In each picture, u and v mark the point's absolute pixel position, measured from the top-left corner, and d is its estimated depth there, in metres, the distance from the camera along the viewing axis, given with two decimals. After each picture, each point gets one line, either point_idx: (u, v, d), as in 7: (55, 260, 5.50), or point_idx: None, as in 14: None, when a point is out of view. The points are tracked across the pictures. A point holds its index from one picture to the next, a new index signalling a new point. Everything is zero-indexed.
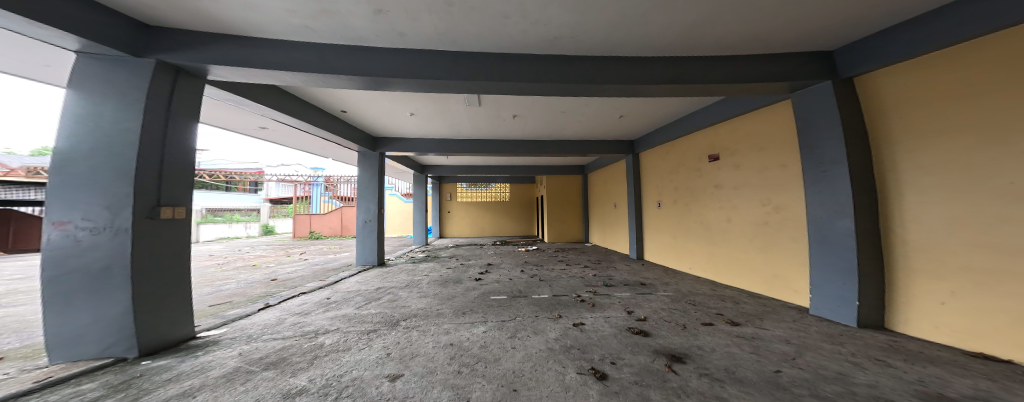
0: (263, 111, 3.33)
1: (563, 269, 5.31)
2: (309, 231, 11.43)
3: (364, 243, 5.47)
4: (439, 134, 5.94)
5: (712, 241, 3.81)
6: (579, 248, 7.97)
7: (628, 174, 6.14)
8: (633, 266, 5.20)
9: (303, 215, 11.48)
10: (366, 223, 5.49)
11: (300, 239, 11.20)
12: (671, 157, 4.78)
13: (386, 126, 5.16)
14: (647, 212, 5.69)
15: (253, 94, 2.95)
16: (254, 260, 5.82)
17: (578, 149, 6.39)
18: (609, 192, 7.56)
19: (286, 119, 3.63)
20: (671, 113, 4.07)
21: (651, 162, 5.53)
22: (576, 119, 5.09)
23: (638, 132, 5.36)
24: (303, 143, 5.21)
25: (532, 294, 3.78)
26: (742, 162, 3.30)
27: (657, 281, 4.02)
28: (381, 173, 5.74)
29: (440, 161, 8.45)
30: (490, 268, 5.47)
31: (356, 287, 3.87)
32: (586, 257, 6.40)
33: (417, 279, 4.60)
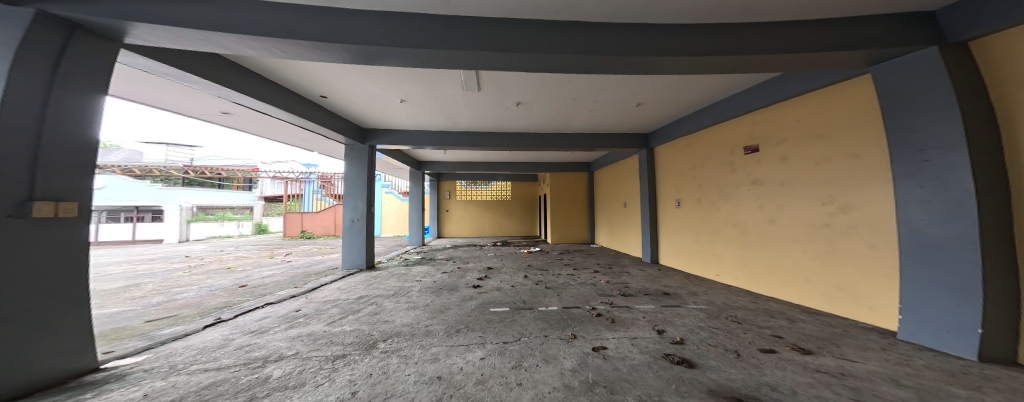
0: (220, 93, 2.81)
1: (571, 274, 4.77)
2: (300, 231, 10.93)
3: (351, 244, 4.93)
4: (435, 125, 5.42)
5: (748, 245, 3.27)
6: (585, 250, 7.43)
7: (641, 170, 5.60)
8: (650, 272, 4.64)
9: (295, 214, 10.96)
10: (353, 222, 4.96)
11: (291, 238, 10.72)
12: (695, 150, 4.24)
13: (374, 114, 4.64)
14: (662, 212, 5.15)
15: (199, 70, 2.44)
16: (232, 263, 5.31)
17: (587, 144, 5.85)
18: (618, 190, 7.02)
19: (251, 102, 3.11)
20: (699, 98, 3.54)
21: (668, 157, 5.00)
22: (586, 108, 4.56)
23: (655, 123, 4.82)
24: (279, 132, 4.66)
25: (538, 305, 3.24)
26: (790, 153, 2.76)
27: (682, 291, 3.48)
28: (369, 167, 5.22)
29: (437, 157, 7.93)
30: (489, 273, 4.93)
31: (334, 296, 3.33)
32: (596, 261, 5.85)
33: (407, 285, 4.07)
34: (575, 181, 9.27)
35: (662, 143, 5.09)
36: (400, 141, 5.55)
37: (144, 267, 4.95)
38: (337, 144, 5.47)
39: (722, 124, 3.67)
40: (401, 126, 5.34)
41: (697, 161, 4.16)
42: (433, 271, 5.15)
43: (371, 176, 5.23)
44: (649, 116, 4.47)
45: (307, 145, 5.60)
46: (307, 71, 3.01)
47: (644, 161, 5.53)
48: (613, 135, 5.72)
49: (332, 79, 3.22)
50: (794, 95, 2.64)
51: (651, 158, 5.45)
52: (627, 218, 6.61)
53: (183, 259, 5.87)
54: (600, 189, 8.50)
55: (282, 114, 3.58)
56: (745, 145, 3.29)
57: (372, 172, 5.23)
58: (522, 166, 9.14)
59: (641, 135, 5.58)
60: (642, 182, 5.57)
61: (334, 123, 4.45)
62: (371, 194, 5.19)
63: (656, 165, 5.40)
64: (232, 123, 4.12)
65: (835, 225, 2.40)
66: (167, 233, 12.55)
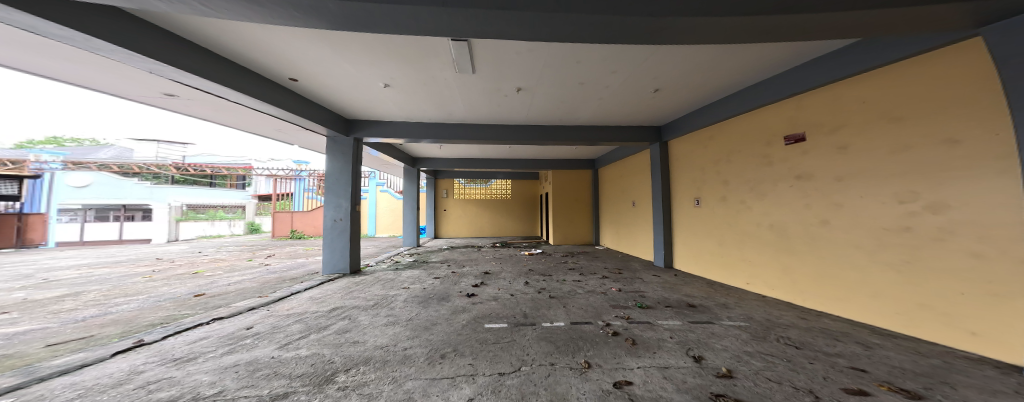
0: (146, 66, 2.32)
1: (578, 280, 4.27)
2: (290, 231, 10.46)
3: (333, 247, 4.41)
4: (427, 116, 4.93)
5: (789, 251, 2.75)
6: (590, 252, 6.93)
7: (653, 167, 5.09)
8: (666, 278, 4.13)
9: (285, 215, 10.49)
10: (335, 222, 4.44)
11: (281, 238, 10.26)
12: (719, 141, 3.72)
13: (356, 102, 4.14)
14: (677, 211, 4.63)
15: (110, 35, 1.96)
16: (205, 266, 4.85)
17: (594, 137, 5.34)
18: (626, 188, 6.52)
19: (191, 80, 2.62)
20: (728, 80, 3.03)
21: (684, 151, 4.49)
22: (594, 97, 4.06)
23: (672, 114, 4.31)
24: (246, 120, 4.16)
25: (542, 320, 2.73)
26: (852, 141, 2.25)
27: (709, 301, 2.97)
28: (355, 162, 4.71)
29: (432, 152, 7.46)
30: (486, 279, 4.42)
31: (303, 307, 2.84)
32: (604, 265, 5.33)
33: (391, 293, 3.56)
34: (579, 179, 8.78)
35: (678, 136, 4.57)
36: (389, 134, 5.06)
37: (104, 270, 4.48)
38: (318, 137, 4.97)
39: (755, 111, 3.16)
40: (388, 116, 4.84)
41: (721, 154, 3.66)
42: (424, 276, 4.64)
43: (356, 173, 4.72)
44: (665, 105, 3.96)
45: (287, 138, 5.13)
46: (260, 41, 2.51)
47: (656, 156, 5.02)
48: (621, 128, 5.22)
49: (294, 53, 2.73)
50: (862, 69, 2.12)
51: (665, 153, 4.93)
52: (636, 219, 6.09)
53: (155, 261, 5.43)
54: (606, 187, 7.99)
55: (235, 96, 3.09)
56: (787, 134, 2.78)
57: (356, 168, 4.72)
58: (523, 163, 8.65)
59: (653, 128, 5.07)
60: (653, 179, 5.05)
61: (309, 112, 3.96)
62: (356, 191, 4.69)
63: (670, 160, 4.89)
64: (183, 107, 3.64)
65: (921, 230, 1.88)
66: (155, 233, 12.10)
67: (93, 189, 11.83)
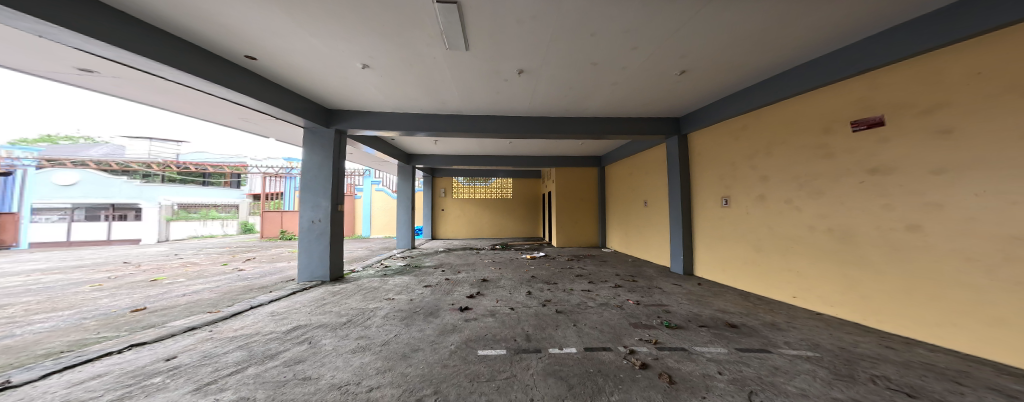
0: (47, 31, 1.83)
1: (588, 291, 3.72)
2: (280, 231, 10.00)
3: (311, 253, 3.85)
4: (418, 105, 4.42)
5: (859, 261, 2.19)
6: (597, 256, 6.39)
7: (669, 162, 4.54)
8: (688, 287, 3.58)
9: (276, 215, 10.05)
10: (314, 223, 3.89)
11: (270, 239, 9.79)
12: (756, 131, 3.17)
13: (332, 87, 3.63)
14: (699, 212, 4.07)
15: None
16: (173, 271, 4.38)
17: (603, 130, 4.81)
18: (637, 186, 5.97)
19: (106, 51, 2.12)
20: (774, 57, 2.50)
21: (708, 143, 3.94)
22: (606, 82, 3.54)
23: (695, 103, 3.77)
24: (208, 106, 3.64)
25: (549, 346, 2.19)
26: (961, 123, 1.71)
27: (754, 321, 2.41)
28: (337, 156, 4.19)
29: (427, 148, 6.96)
30: (483, 289, 3.89)
31: (255, 326, 2.30)
32: (616, 271, 4.77)
33: (371, 306, 3.04)
34: (584, 177, 8.26)
35: (701, 128, 4.03)
36: (376, 125, 4.56)
37: (54, 277, 3.99)
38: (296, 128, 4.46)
39: (805, 95, 2.63)
40: (374, 105, 4.33)
41: (758, 145, 3.11)
42: (413, 283, 4.11)
43: (339, 168, 4.21)
44: (689, 91, 3.43)
45: (265, 129, 4.65)
46: (195, 3, 2.02)
47: (673, 150, 4.47)
48: (634, 119, 4.68)
49: (238, 19, 2.21)
50: (981, 30, 1.60)
51: (684, 147, 4.38)
52: (649, 220, 5.54)
53: (122, 265, 4.97)
54: (613, 186, 7.45)
55: (174, 74, 2.59)
56: (857, 119, 2.23)
57: (339, 162, 4.20)
58: (524, 160, 8.16)
59: (671, 119, 4.52)
60: (670, 175, 4.50)
61: (276, 98, 3.46)
62: (339, 189, 4.17)
63: (690, 154, 4.34)
64: (130, 86, 3.12)
65: None
66: (145, 233, 11.71)
67: (79, 188, 11.52)
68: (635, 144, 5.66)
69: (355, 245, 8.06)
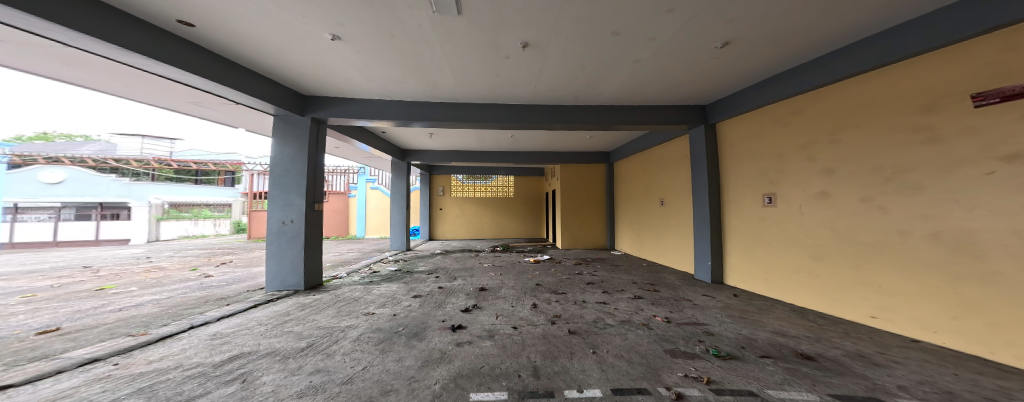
0: None
1: (603, 304, 3.16)
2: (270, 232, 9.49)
3: (282, 259, 3.27)
4: (407, 90, 3.87)
5: (987, 280, 1.60)
6: (608, 260, 5.81)
7: (692, 156, 3.96)
8: (723, 299, 3.01)
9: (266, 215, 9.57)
10: (285, 225, 3.29)
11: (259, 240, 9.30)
12: (813, 113, 2.58)
13: (301, 65, 3.09)
14: (731, 212, 3.48)
15: None
16: (131, 277, 3.87)
17: (617, 119, 4.24)
18: (653, 183, 5.39)
19: None
20: (852, 18, 1.93)
21: (744, 132, 3.35)
22: (625, 60, 2.97)
23: (730, 85, 3.19)
24: (158, 91, 3.11)
25: (565, 388, 1.62)
26: None
27: (833, 351, 1.83)
28: (316, 146, 3.60)
29: (422, 141, 6.43)
30: (480, 301, 3.32)
31: (179, 356, 1.75)
32: (632, 278, 4.20)
33: (342, 324, 2.48)
34: (592, 174, 7.71)
35: (735, 115, 3.43)
36: (360, 114, 4.03)
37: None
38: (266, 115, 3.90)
39: (893, 65, 2.03)
40: (356, 90, 3.79)
41: (818, 131, 2.52)
42: (401, 293, 3.56)
43: (318, 160, 3.62)
44: (727, 69, 2.86)
45: (236, 119, 4.13)
46: None
47: (698, 142, 3.88)
48: (652, 108, 4.11)
49: None
50: None
51: (713, 138, 3.79)
52: (665, 220, 4.97)
53: (81, 269, 4.48)
54: (623, 184, 6.88)
55: (84, 41, 2.05)
56: (981, 91, 1.62)
57: (318, 154, 3.61)
58: (527, 156, 7.64)
59: (696, 106, 3.93)
60: (694, 171, 3.91)
61: (230, 78, 2.92)
62: (317, 184, 3.57)
63: (720, 146, 3.74)
64: (49, 65, 2.57)
65: None
66: (135, 233, 11.32)
67: (66, 185, 11.16)
68: (651, 137, 5.07)
69: (346, 246, 7.56)
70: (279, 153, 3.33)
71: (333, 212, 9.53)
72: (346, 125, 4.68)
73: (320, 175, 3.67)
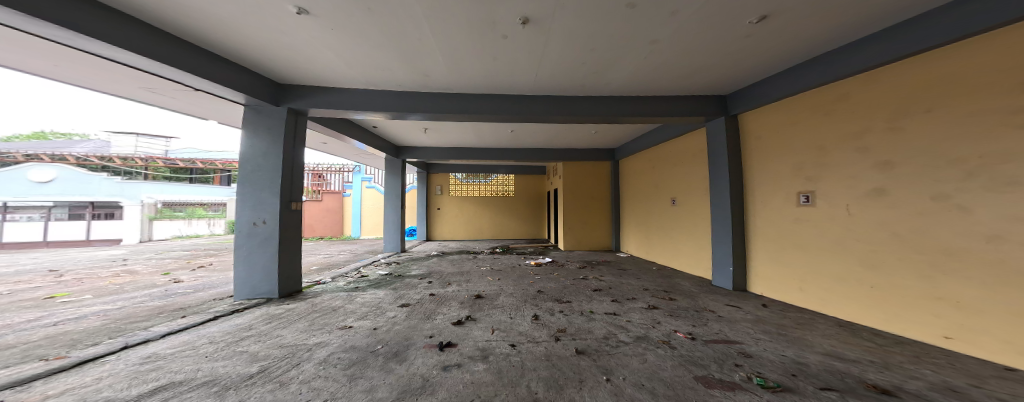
0: None
1: (614, 315, 2.78)
2: None
3: (252, 266, 2.87)
4: (395, 78, 3.49)
5: None
6: (614, 263, 5.42)
7: (710, 151, 3.55)
8: (752, 308, 2.61)
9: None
10: (256, 226, 2.88)
11: None
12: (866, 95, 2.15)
13: (267, 49, 2.71)
14: (757, 213, 3.06)
15: None
16: (93, 284, 3.51)
17: (626, 111, 3.86)
18: (662, 180, 5.00)
19: None
20: None
21: (773, 123, 2.94)
22: (639, 40, 2.57)
23: (759, 70, 2.79)
24: (108, 77, 2.74)
25: None
26: None
27: (913, 384, 1.44)
28: (295, 140, 3.20)
29: (417, 137, 6.07)
30: (474, 311, 2.94)
31: (83, 391, 1.38)
32: (642, 284, 3.82)
33: (308, 341, 2.11)
34: (596, 172, 7.33)
35: (761, 104, 3.03)
36: (343, 105, 3.65)
37: None
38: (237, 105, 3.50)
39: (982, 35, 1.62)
40: (336, 78, 3.41)
41: (871, 118, 2.11)
42: (386, 302, 3.18)
43: (297, 154, 3.20)
44: (758, 50, 2.45)
45: (209, 112, 3.79)
46: None
47: (717, 135, 3.47)
48: (665, 99, 3.72)
49: None
50: None
51: (734, 131, 3.38)
52: (677, 221, 4.56)
53: (47, 273, 4.16)
54: (630, 182, 6.48)
55: None
56: None
57: (297, 148, 3.20)
58: (529, 153, 7.27)
59: (714, 96, 3.53)
60: (712, 167, 3.51)
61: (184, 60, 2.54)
62: (295, 181, 3.17)
63: (742, 139, 3.34)
64: None
65: None
66: (127, 233, 11.04)
67: (57, 184, 10.85)
68: (661, 131, 4.66)
69: (339, 248, 7.21)
70: (248, 146, 2.92)
71: (327, 213, 9.19)
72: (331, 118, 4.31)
73: (300, 171, 3.26)
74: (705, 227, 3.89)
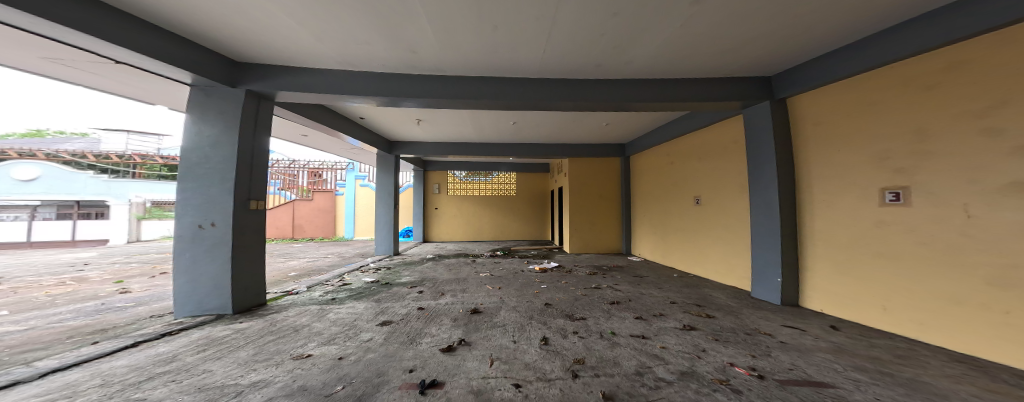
0: None
1: (642, 340, 2.24)
2: None
3: (198, 279, 2.33)
4: (378, 56, 2.94)
5: None
6: (628, 268, 4.85)
7: (751, 143, 2.97)
8: (822, 332, 2.05)
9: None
10: (202, 230, 2.32)
11: None
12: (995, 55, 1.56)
13: (207, 17, 2.16)
14: (819, 216, 2.49)
15: None
16: (23, 296, 2.98)
17: (648, 97, 3.30)
18: (682, 176, 4.42)
19: None
20: None
21: (841, 105, 2.36)
22: (680, 1, 1.98)
23: (828, 41, 2.20)
24: (7, 48, 2.18)
25: None
26: None
27: None
28: (257, 127, 2.65)
29: (411, 130, 5.55)
30: (468, 333, 2.38)
31: None
32: (666, 295, 3.27)
33: (242, 380, 1.56)
34: (604, 169, 6.78)
35: (823, 84, 2.44)
36: (316, 89, 3.08)
37: None
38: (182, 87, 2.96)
39: None
40: (304, 57, 2.86)
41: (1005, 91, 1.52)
42: (364, 318, 2.64)
43: (261, 144, 2.67)
44: (837, 11, 1.87)
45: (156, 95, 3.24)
46: None
47: (761, 125, 2.88)
48: (696, 82, 3.14)
49: None
50: None
51: (785, 118, 2.79)
52: (701, 223, 4.00)
53: None
54: (643, 180, 5.91)
55: None
56: None
57: (261, 138, 2.66)
58: (533, 148, 6.72)
59: (758, 78, 2.95)
60: (755, 162, 2.93)
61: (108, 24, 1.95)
62: (258, 176, 2.62)
63: (793, 127, 2.76)
64: None
65: None
66: (114, 233, 10.57)
67: (43, 182, 10.41)
68: (684, 121, 4.07)
69: (328, 250, 6.68)
70: (193, 132, 2.37)
71: (319, 212, 8.64)
72: (308, 106, 3.78)
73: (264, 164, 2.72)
74: (740, 231, 3.31)
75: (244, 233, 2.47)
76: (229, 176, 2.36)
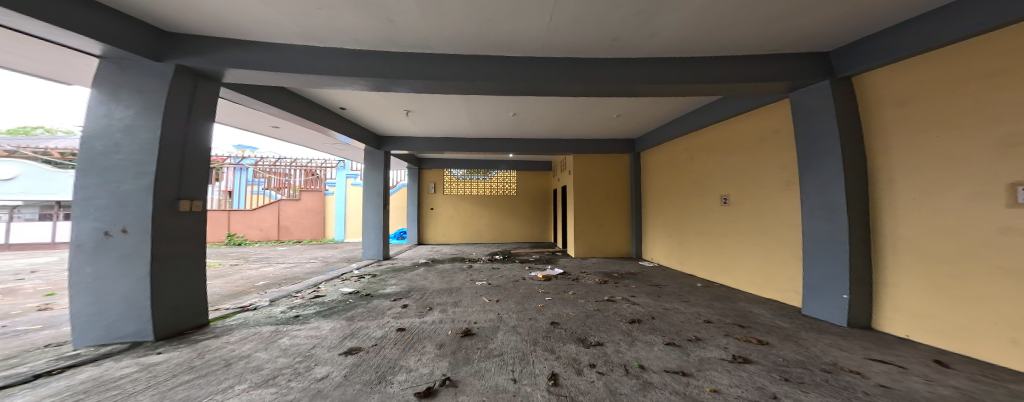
0: None
1: (683, 378, 1.68)
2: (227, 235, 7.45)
3: (105, 302, 1.81)
4: (350, 28, 2.31)
5: None
6: (643, 275, 4.30)
7: (803, 131, 2.43)
8: (930, 373, 1.52)
9: (222, 216, 7.49)
10: (109, 237, 1.80)
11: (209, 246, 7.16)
12: None
13: None
14: (907, 221, 1.94)
15: None
16: None
17: (675, 76, 2.75)
18: (705, 171, 3.88)
19: None
20: None
21: (936, 80, 1.82)
22: None
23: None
24: None
25: None
26: None
27: None
28: (192, 111, 2.13)
29: (401, 123, 5.04)
30: (455, 369, 1.82)
31: None
32: (696, 311, 2.73)
33: None
34: (612, 166, 6.24)
35: (910, 54, 1.89)
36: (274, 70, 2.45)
37: None
38: (84, 55, 2.17)
39: None
40: (253, 33, 2.24)
41: None
42: (324, 344, 2.10)
43: (198, 130, 2.15)
44: None
45: (72, 72, 2.52)
46: None
47: (818, 109, 2.34)
48: (732, 61, 2.60)
49: None
50: None
51: (850, 100, 2.24)
52: (728, 225, 3.46)
53: None
54: (655, 177, 5.37)
55: None
56: None
57: (198, 123, 2.15)
58: (535, 144, 6.19)
59: (812, 54, 2.39)
60: (810, 154, 2.39)
61: None
62: (191, 170, 2.10)
63: (862, 111, 2.21)
64: None
65: None
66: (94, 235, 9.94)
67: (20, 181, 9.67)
68: (711, 110, 3.52)
69: (313, 254, 6.15)
70: (100, 113, 1.86)
71: (306, 213, 8.06)
72: (275, 91, 3.26)
73: (203, 155, 2.21)
74: (783, 236, 2.76)
75: (168, 244, 1.94)
76: (147, 171, 1.84)
